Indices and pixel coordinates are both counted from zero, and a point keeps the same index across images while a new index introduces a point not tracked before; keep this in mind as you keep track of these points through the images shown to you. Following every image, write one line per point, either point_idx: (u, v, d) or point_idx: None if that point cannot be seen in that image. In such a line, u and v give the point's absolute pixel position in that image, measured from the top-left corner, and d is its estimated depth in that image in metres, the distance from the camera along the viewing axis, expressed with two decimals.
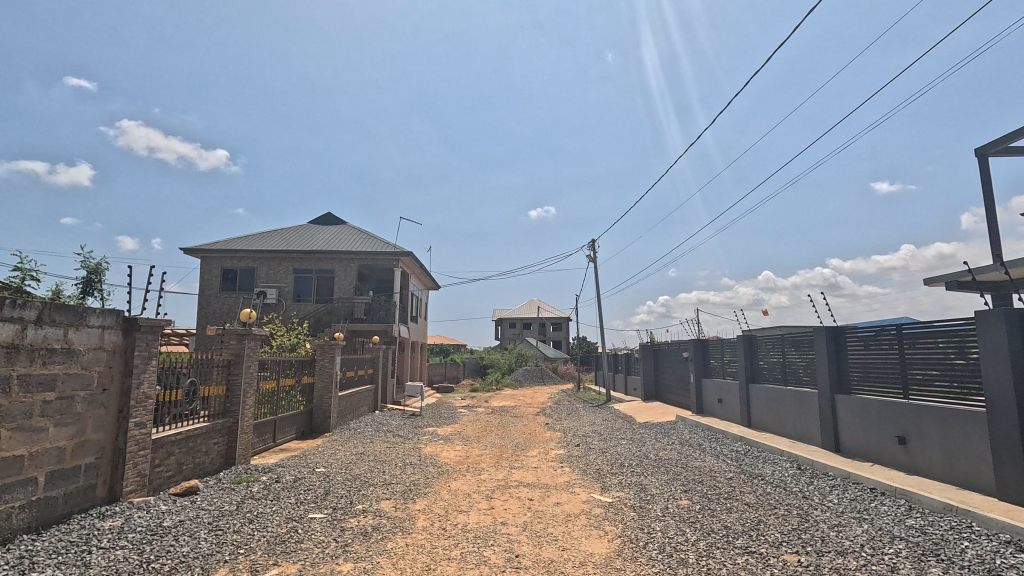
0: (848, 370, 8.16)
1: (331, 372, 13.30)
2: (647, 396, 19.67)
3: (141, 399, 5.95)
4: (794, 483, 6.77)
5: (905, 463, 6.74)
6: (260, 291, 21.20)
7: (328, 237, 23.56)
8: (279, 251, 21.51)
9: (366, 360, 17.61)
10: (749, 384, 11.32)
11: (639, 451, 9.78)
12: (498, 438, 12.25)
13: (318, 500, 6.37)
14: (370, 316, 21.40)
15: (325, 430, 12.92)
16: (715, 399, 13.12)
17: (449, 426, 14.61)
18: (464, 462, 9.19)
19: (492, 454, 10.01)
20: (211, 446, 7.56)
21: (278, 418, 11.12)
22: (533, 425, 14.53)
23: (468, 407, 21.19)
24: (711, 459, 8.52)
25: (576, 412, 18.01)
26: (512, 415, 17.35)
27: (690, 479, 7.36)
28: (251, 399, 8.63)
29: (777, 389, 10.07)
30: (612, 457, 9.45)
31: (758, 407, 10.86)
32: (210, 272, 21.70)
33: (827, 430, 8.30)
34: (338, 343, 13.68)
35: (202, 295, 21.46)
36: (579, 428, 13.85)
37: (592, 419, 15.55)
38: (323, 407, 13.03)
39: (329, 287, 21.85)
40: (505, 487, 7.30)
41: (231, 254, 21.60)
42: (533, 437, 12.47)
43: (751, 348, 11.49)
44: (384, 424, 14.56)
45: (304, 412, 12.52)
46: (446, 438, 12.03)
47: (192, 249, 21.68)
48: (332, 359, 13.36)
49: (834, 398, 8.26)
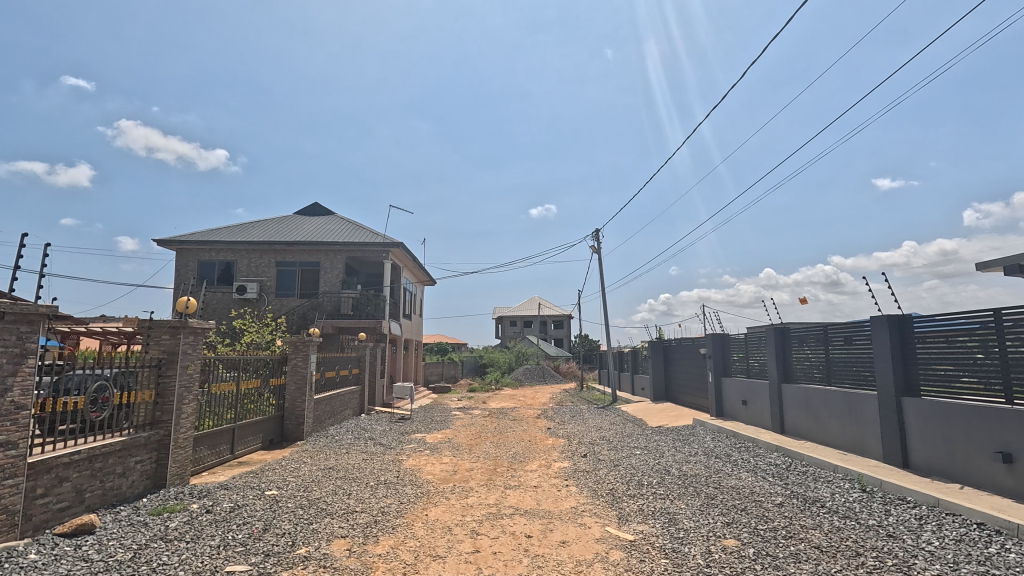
0: (918, 368, 6.61)
1: (304, 373, 11.78)
2: (657, 397, 18.21)
3: (8, 413, 4.45)
4: (864, 514, 5.28)
5: (1010, 488, 5.24)
6: (240, 285, 19.75)
7: (314, 228, 22.08)
8: (259, 242, 20.04)
9: (350, 359, 16.14)
10: (782, 384, 9.80)
11: (657, 464, 8.27)
12: (494, 447, 10.76)
13: (248, 541, 4.84)
14: (358, 312, 19.91)
15: (298, 438, 11.44)
16: (739, 400, 11.60)
17: (439, 431, 13.15)
18: (450, 480, 7.65)
19: (485, 468, 8.46)
20: (130, 466, 6.08)
21: (238, 425, 9.64)
22: (533, 431, 13.03)
23: (464, 409, 19.69)
24: (749, 477, 7.00)
25: (580, 414, 16.57)
26: (510, 418, 15.92)
27: (729, 505, 5.84)
28: (191, 406, 7.12)
29: (820, 391, 8.55)
30: (626, 471, 7.93)
31: (794, 412, 9.34)
32: (186, 266, 20.27)
33: (891, 441, 6.79)
34: (314, 340, 12.16)
35: (178, 290, 20.01)
36: (585, 433, 12.35)
37: (599, 423, 14.05)
38: (296, 412, 11.53)
39: (314, 280, 20.36)
40: (496, 518, 5.76)
41: (209, 247, 20.15)
42: (533, 445, 10.95)
43: (783, 342, 9.96)
44: (367, 430, 13.09)
45: (272, 418, 11.03)
46: (434, 448, 10.55)
47: (167, 241, 20.20)
48: (306, 358, 11.84)
49: (901, 403, 6.72)
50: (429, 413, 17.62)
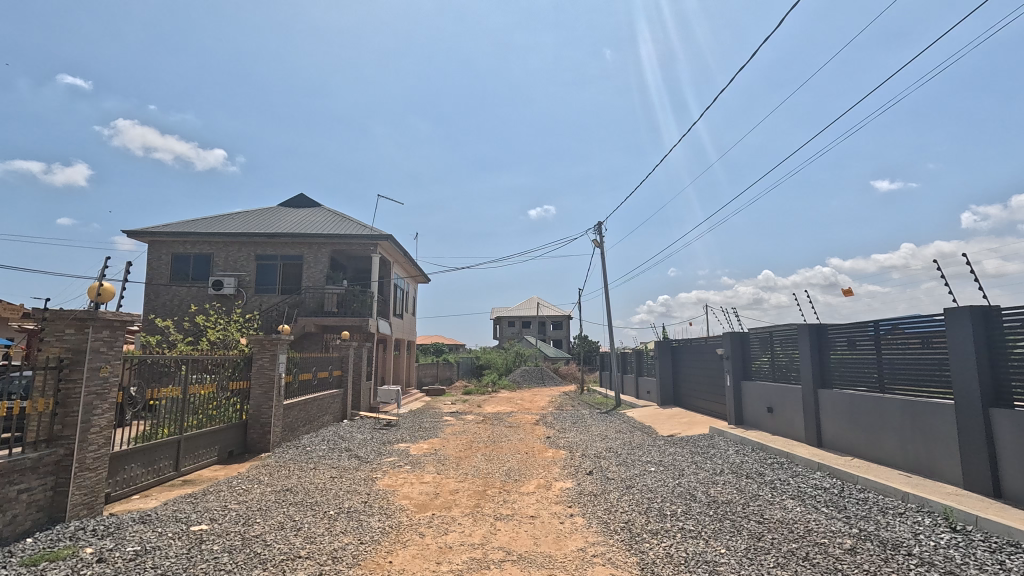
0: (1012, 373, 5.28)
1: (271, 376, 10.36)
2: (664, 401, 16.87)
3: None
4: (972, 570, 3.93)
5: None
6: (217, 280, 18.33)
7: (298, 220, 20.70)
8: (238, 234, 18.67)
9: (331, 359, 14.77)
10: (818, 390, 8.47)
11: (679, 486, 6.92)
12: (485, 461, 9.39)
13: None
14: (342, 310, 18.45)
15: (262, 449, 10.04)
16: (764, 407, 10.28)
17: (426, 441, 11.77)
18: (427, 508, 6.25)
19: (472, 490, 7.07)
20: (10, 497, 4.71)
21: (185, 438, 8.26)
22: (531, 440, 11.65)
23: (456, 414, 18.25)
24: (798, 508, 5.65)
25: (582, 420, 15.18)
26: (506, 425, 14.53)
27: (783, 550, 4.49)
28: (108, 417, 5.75)
29: (871, 399, 7.23)
30: (643, 495, 6.57)
31: (835, 422, 8.02)
32: (159, 259, 18.83)
33: (975, 464, 5.46)
34: (283, 338, 10.69)
35: (150, 286, 18.58)
36: (589, 444, 11.00)
37: (603, 431, 12.68)
38: (261, 419, 10.14)
39: (296, 275, 19.01)
40: (480, 569, 4.39)
41: (184, 238, 18.76)
42: (530, 459, 9.55)
43: (820, 340, 8.63)
44: (345, 440, 11.72)
45: (231, 427, 9.65)
46: (416, 462, 9.19)
47: (138, 232, 18.81)
48: (274, 358, 10.41)
49: (988, 417, 5.39)
50: (418, 418, 16.23)
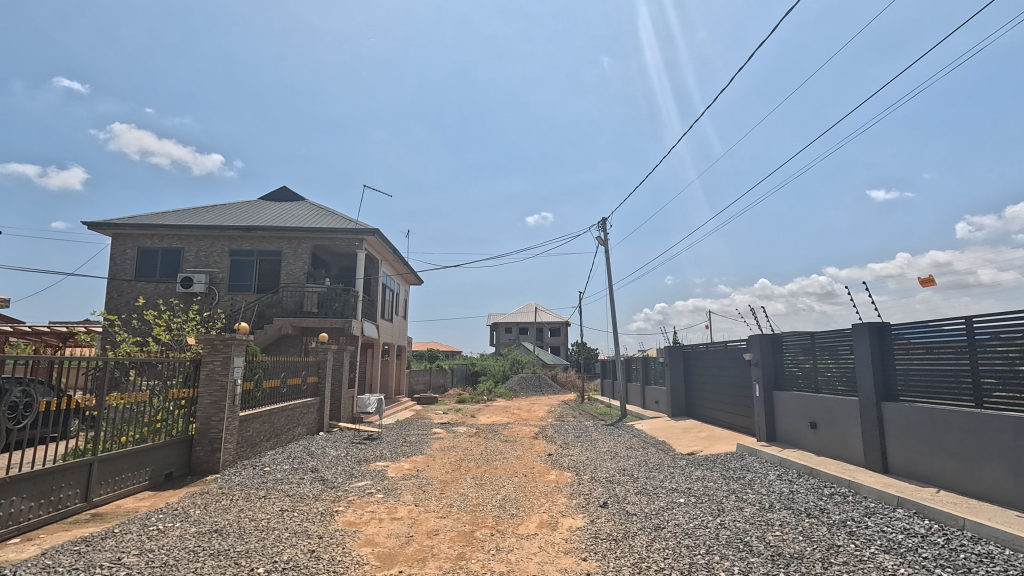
0: None
1: (224, 383, 8.65)
2: (676, 413, 15.32)
3: None
4: None
5: None
6: (186, 276, 16.71)
7: (279, 213, 19.18)
8: (210, 226, 17.07)
9: (306, 365, 13.13)
10: (883, 403, 6.96)
11: (723, 529, 5.34)
12: (475, 486, 7.81)
13: None
14: (323, 310, 16.80)
15: (209, 471, 8.40)
16: (804, 422, 8.76)
17: (408, 459, 10.18)
18: (392, 564, 4.61)
19: (456, 532, 5.48)
20: None
21: (101, 459, 6.65)
22: (531, 459, 10.04)
23: (447, 425, 16.60)
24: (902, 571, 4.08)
25: (586, 434, 13.61)
26: (500, 439, 12.96)
27: None
28: None
29: (964, 416, 5.73)
30: (679, 543, 4.97)
31: (907, 443, 6.52)
32: (124, 253, 17.23)
33: None
34: (241, 339, 9.01)
35: (113, 282, 16.99)
36: (597, 463, 9.45)
37: (612, 448, 11.12)
38: (210, 434, 8.50)
39: (274, 272, 17.44)
40: None
41: (151, 231, 17.17)
42: (529, 484, 7.92)
43: (884, 343, 7.10)
44: (314, 457, 10.13)
45: (171, 445, 8.04)
46: (391, 487, 7.60)
47: (102, 224, 17.22)
48: (227, 362, 8.72)
49: None
50: (403, 431, 14.59)
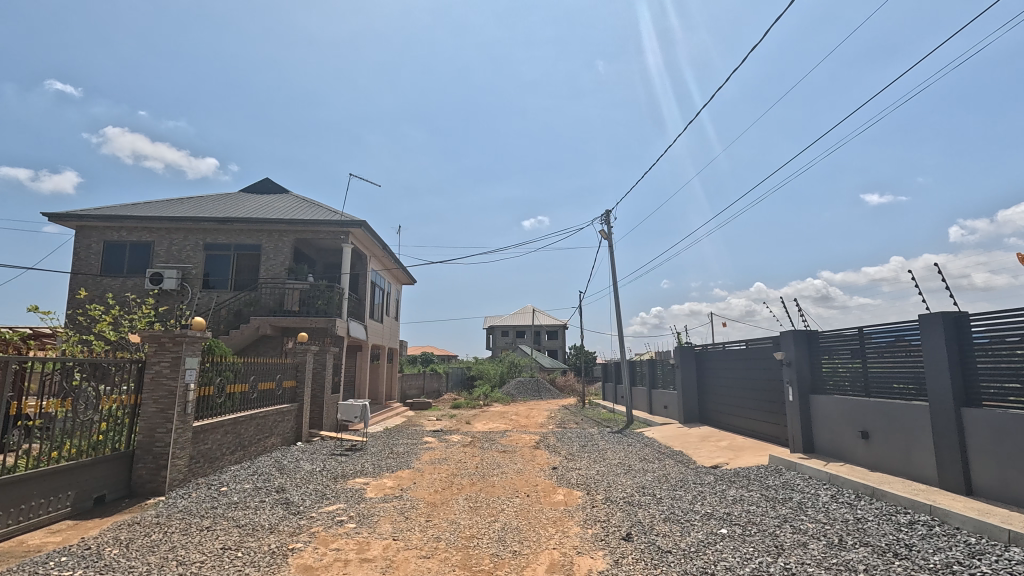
0: None
1: (173, 388, 7.30)
2: (688, 420, 14.06)
3: None
4: None
5: None
6: (156, 272, 15.40)
7: (259, 206, 17.84)
8: (182, 218, 15.71)
9: (282, 367, 11.82)
10: (963, 410, 5.73)
11: None
12: (468, 510, 6.51)
13: None
14: (305, 309, 15.51)
15: (151, 494, 7.06)
16: (852, 432, 7.55)
17: (392, 475, 8.89)
18: None
19: None
20: None
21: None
22: (533, 473, 8.76)
23: (439, 433, 15.30)
24: None
25: (592, 443, 12.34)
26: (497, 449, 11.68)
27: None
28: None
29: None
30: None
31: (1000, 460, 5.28)
32: (89, 247, 15.88)
33: None
34: (196, 336, 7.66)
35: (76, 278, 15.63)
36: (610, 480, 8.17)
37: (623, 460, 9.82)
38: (154, 449, 7.17)
39: (253, 268, 16.15)
40: None
41: (118, 223, 15.80)
42: (533, 507, 6.62)
43: (961, 337, 5.89)
44: (284, 473, 8.82)
45: (103, 463, 6.70)
46: (367, 513, 6.29)
47: (64, 215, 15.85)
48: (176, 364, 7.37)
49: None
50: (390, 439, 13.33)
